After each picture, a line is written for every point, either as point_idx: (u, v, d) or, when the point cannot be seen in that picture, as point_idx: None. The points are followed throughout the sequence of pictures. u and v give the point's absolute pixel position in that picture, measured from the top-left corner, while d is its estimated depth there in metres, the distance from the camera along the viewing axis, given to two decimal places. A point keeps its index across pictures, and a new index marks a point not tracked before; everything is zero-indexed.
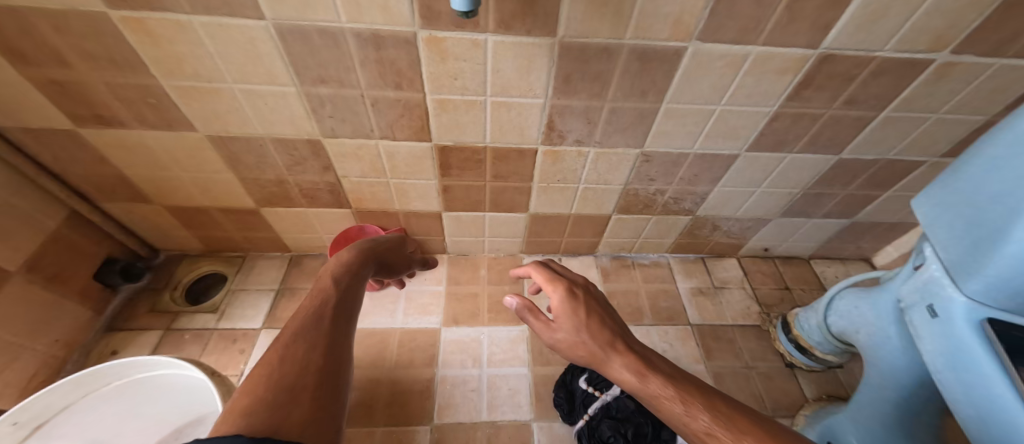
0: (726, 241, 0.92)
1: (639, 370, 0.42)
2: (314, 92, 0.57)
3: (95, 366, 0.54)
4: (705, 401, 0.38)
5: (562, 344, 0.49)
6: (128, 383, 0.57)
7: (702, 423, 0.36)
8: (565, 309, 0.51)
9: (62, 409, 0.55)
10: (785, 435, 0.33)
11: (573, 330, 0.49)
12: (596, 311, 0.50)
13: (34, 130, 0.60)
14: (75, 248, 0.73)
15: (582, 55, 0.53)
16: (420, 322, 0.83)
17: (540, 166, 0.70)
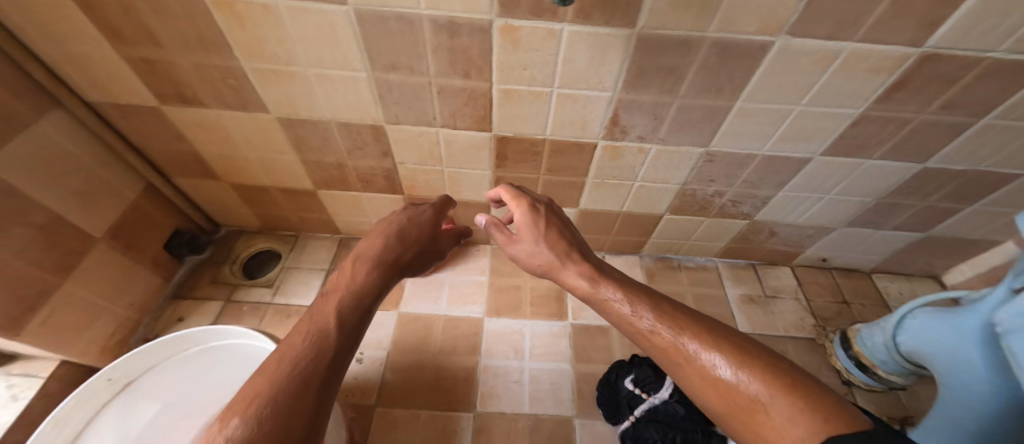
0: (781, 248, 0.88)
1: (590, 276, 0.47)
2: (383, 79, 0.57)
3: (181, 332, 0.60)
4: (649, 304, 0.42)
5: (524, 256, 0.52)
6: (204, 351, 0.64)
7: (638, 317, 0.40)
8: (526, 223, 0.53)
9: (148, 369, 0.62)
10: (736, 339, 0.36)
11: (531, 242, 0.51)
12: (554, 223, 0.53)
13: (123, 106, 0.64)
14: (150, 219, 0.78)
15: (659, 47, 0.50)
16: (463, 311, 0.84)
17: (597, 161, 0.69)
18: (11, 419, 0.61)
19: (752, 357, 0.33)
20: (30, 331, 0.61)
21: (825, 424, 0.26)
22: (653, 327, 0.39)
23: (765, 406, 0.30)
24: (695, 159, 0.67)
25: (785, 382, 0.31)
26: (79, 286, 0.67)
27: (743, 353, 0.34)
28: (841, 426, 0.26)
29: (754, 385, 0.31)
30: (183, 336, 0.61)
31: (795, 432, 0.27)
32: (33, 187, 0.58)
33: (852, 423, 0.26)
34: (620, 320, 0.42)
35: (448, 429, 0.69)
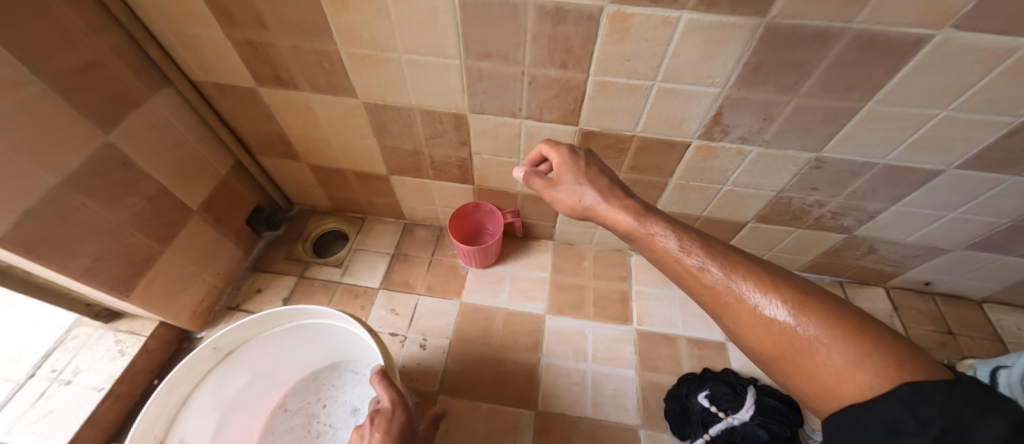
0: (876, 267, 0.80)
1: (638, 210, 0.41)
2: (475, 67, 0.55)
3: (278, 309, 0.62)
4: (697, 243, 0.39)
5: (563, 198, 0.45)
6: (294, 327, 0.66)
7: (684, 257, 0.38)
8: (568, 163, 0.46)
9: (243, 343, 0.65)
10: (805, 285, 0.34)
11: (572, 182, 0.45)
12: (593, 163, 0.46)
13: (223, 86, 0.66)
14: (236, 194, 0.82)
15: (789, 40, 0.44)
16: (525, 306, 0.83)
17: (687, 162, 0.65)
18: (120, 370, 0.67)
19: (813, 300, 0.33)
20: (138, 293, 0.66)
21: (899, 372, 0.27)
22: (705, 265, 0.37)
23: (824, 346, 0.30)
24: (800, 164, 0.61)
25: (849, 325, 0.31)
26: (176, 255, 0.71)
27: (803, 297, 0.33)
28: (915, 372, 0.27)
29: (812, 328, 0.31)
30: (281, 314, 0.63)
31: (859, 377, 0.28)
32: (143, 159, 0.62)
33: (927, 367, 0.28)
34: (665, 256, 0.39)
35: (510, 425, 0.68)
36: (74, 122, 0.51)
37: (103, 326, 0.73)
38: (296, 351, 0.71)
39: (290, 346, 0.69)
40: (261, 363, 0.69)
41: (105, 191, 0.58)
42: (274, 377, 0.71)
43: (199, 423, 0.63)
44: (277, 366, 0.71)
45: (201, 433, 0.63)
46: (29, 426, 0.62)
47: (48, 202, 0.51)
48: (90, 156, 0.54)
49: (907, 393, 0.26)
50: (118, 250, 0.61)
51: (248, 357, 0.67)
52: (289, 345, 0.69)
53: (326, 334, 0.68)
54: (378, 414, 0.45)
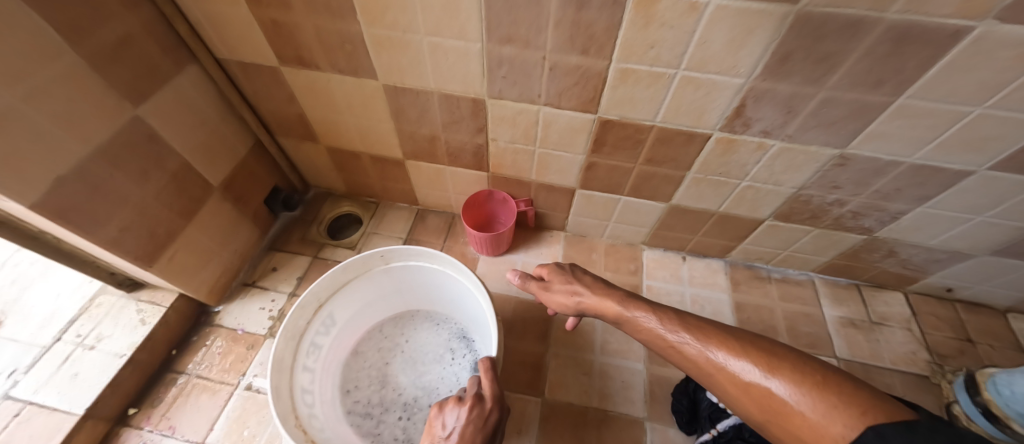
0: (896, 270, 0.78)
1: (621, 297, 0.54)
2: (496, 51, 0.55)
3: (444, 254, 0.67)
4: (671, 325, 0.48)
5: (558, 302, 0.59)
6: (441, 272, 0.72)
7: (664, 332, 0.48)
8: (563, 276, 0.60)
9: (405, 262, 0.72)
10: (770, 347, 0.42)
11: (564, 284, 0.59)
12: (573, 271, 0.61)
13: (247, 65, 0.67)
14: (255, 174, 0.84)
15: (819, 30, 0.43)
16: None
17: (705, 154, 0.64)
18: (141, 339, 0.69)
19: (780, 361, 0.40)
20: (160, 265, 0.68)
21: (860, 420, 0.32)
22: (680, 345, 0.46)
23: (795, 402, 0.36)
24: (823, 161, 0.59)
25: (813, 380, 0.37)
26: (197, 230, 0.73)
27: (769, 358, 0.40)
28: (877, 419, 0.32)
29: (781, 387, 0.38)
30: (444, 258, 0.68)
31: (832, 429, 0.33)
32: (169, 135, 0.64)
33: (887, 412, 0.33)
34: (648, 334, 0.50)
35: (517, 411, 0.69)
36: (104, 94, 0.53)
37: (126, 295, 0.75)
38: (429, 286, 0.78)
39: (427, 280, 0.76)
40: (401, 282, 0.77)
41: (132, 164, 0.59)
42: (403, 295, 0.81)
43: (345, 304, 0.73)
44: (407, 289, 0.79)
45: (343, 312, 0.74)
46: (55, 388, 0.65)
47: (80, 172, 0.52)
48: (119, 128, 0.56)
49: (870, 439, 0.31)
50: (142, 222, 0.63)
51: (399, 271, 0.75)
52: (427, 280, 0.76)
53: (461, 293, 0.73)
54: (479, 406, 0.46)
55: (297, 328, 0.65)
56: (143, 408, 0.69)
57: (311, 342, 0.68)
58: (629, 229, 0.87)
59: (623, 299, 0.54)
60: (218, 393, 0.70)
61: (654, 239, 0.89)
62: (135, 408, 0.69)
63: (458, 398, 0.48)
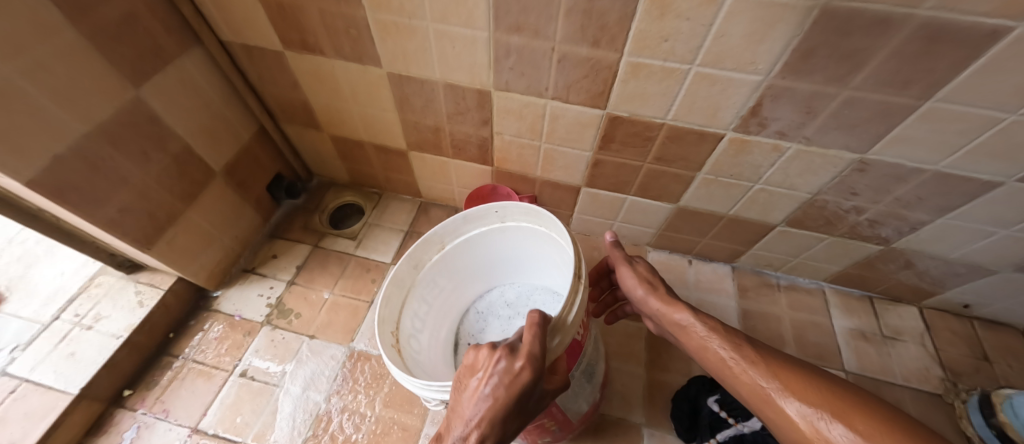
0: (912, 283, 0.75)
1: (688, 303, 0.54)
2: (504, 40, 0.53)
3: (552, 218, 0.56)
4: (728, 342, 0.48)
5: (635, 287, 0.58)
6: (550, 241, 0.62)
7: (718, 348, 0.49)
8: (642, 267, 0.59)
9: (518, 224, 0.65)
10: (838, 391, 0.42)
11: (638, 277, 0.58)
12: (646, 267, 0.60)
13: (251, 49, 0.66)
14: (258, 160, 0.83)
15: (845, 26, 0.40)
16: None
17: (717, 155, 0.61)
18: (138, 321, 0.69)
19: (847, 408, 0.40)
20: (159, 247, 0.67)
21: None
22: (738, 365, 0.46)
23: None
24: (841, 166, 0.57)
25: (882, 432, 0.37)
26: (197, 214, 0.72)
27: (836, 405, 0.41)
28: None
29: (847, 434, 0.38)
30: (552, 222, 0.57)
31: None
32: (171, 117, 0.63)
33: None
34: (704, 345, 0.50)
35: None
36: (106, 72, 0.52)
37: (125, 276, 0.75)
38: (543, 257, 0.69)
39: (540, 249, 0.68)
40: (517, 247, 0.71)
41: (133, 144, 0.59)
42: (520, 261, 0.75)
43: (462, 255, 0.69)
44: (523, 255, 0.73)
45: (460, 262, 0.70)
46: (52, 366, 0.65)
47: (79, 150, 0.52)
48: (120, 108, 0.55)
49: None
50: (142, 204, 0.62)
51: (515, 234, 0.68)
52: (540, 249, 0.67)
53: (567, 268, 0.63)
54: (507, 361, 0.37)
55: (420, 258, 0.63)
56: (137, 390, 0.69)
57: (426, 282, 0.66)
58: (635, 230, 0.85)
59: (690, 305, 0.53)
60: (214, 378, 0.70)
61: (660, 241, 0.87)
62: (130, 389, 0.69)
63: (494, 347, 0.40)
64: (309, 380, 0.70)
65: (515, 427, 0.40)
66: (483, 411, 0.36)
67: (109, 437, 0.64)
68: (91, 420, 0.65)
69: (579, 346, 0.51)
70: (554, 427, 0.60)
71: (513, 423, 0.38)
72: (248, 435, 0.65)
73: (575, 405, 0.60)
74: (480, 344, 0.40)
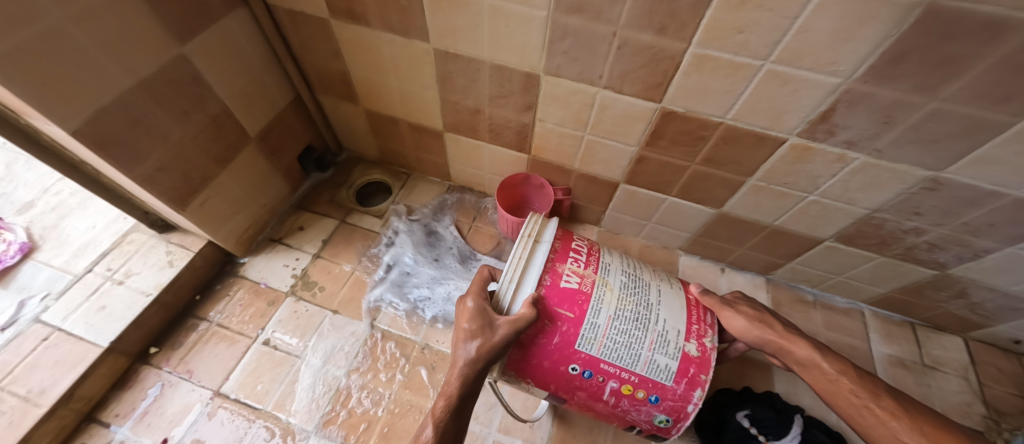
0: (961, 314, 0.71)
1: (812, 345, 0.53)
2: (563, 22, 0.51)
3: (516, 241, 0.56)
4: (862, 389, 0.47)
5: (737, 321, 0.55)
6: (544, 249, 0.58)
7: (854, 391, 0.47)
8: (746, 305, 0.58)
9: None
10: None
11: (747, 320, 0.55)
12: (758, 308, 0.58)
13: (296, 14, 0.64)
14: (291, 129, 0.82)
15: (948, 29, 0.36)
16: None
17: (774, 160, 0.58)
18: (168, 280, 0.70)
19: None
20: (192, 209, 0.67)
21: None
22: (874, 412, 0.45)
23: None
24: (911, 182, 0.53)
25: None
26: (230, 178, 0.72)
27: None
28: None
29: None
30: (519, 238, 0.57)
31: None
32: (212, 77, 0.62)
33: None
34: (835, 388, 0.49)
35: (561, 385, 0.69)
36: (153, 26, 0.51)
37: (157, 235, 0.75)
38: None
39: None
40: None
41: (174, 102, 0.58)
42: None
43: None
44: None
45: None
46: (82, 317, 0.66)
47: (122, 103, 0.51)
48: (165, 64, 0.54)
49: None
50: (179, 164, 0.62)
51: None
52: None
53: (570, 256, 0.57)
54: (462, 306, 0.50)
55: None
56: (163, 348, 0.70)
57: None
58: (668, 232, 0.83)
59: (816, 348, 0.52)
60: (235, 346, 0.70)
61: (693, 246, 0.84)
62: (156, 347, 0.70)
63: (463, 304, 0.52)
64: (330, 353, 0.70)
65: (499, 350, 0.46)
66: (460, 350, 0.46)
67: (134, 392, 0.65)
68: (117, 373, 0.66)
69: (584, 298, 0.51)
70: (652, 398, 0.52)
71: (478, 341, 0.46)
72: (269, 402, 0.65)
73: (663, 372, 0.50)
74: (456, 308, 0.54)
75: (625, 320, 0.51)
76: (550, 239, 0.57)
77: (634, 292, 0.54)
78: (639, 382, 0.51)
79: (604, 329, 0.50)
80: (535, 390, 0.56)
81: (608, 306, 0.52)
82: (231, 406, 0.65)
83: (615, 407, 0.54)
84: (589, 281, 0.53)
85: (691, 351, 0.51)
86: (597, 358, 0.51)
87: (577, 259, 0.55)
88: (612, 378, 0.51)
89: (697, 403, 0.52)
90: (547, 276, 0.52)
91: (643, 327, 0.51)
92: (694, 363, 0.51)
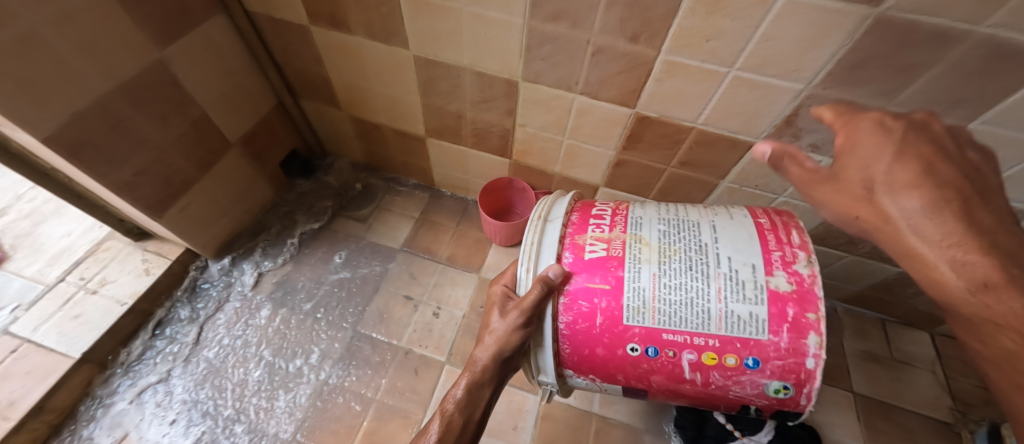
0: (929, 310, 0.74)
1: (979, 276, 0.28)
2: (540, 29, 0.52)
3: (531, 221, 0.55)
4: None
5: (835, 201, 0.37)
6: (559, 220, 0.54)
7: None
8: (863, 181, 0.34)
9: None
10: None
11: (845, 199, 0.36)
12: (928, 141, 0.32)
13: (277, 20, 0.64)
14: (274, 134, 0.82)
15: (900, 39, 0.39)
16: None
17: (746, 163, 0.60)
18: (144, 288, 0.69)
19: None
20: (171, 215, 0.66)
21: None
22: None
23: None
24: None
25: None
26: (211, 184, 0.71)
27: None
28: None
29: None
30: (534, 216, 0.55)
31: None
32: (193, 82, 0.62)
33: None
34: (994, 357, 0.30)
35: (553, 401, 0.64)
36: (132, 31, 0.51)
37: (133, 243, 0.74)
38: None
39: None
40: None
41: (153, 107, 0.57)
42: None
43: None
44: None
45: None
46: (55, 327, 0.64)
47: (99, 108, 0.51)
48: (143, 68, 0.54)
49: None
50: (159, 170, 0.61)
51: None
52: None
53: None
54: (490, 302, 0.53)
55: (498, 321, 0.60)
56: (134, 360, 0.68)
57: None
58: None
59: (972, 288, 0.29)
60: (216, 359, 0.69)
61: None
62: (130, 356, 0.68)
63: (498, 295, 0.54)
64: (308, 363, 0.70)
65: (510, 338, 0.47)
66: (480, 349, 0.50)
67: (109, 401, 0.64)
68: (91, 384, 0.64)
69: (616, 262, 0.46)
70: (749, 363, 0.42)
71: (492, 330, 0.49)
72: (250, 413, 0.64)
73: (750, 325, 0.41)
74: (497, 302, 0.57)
75: (672, 274, 0.44)
76: (561, 215, 0.53)
77: (680, 237, 0.46)
78: (722, 346, 0.42)
79: (650, 292, 0.44)
80: (606, 385, 0.51)
81: (648, 264, 0.45)
82: (208, 418, 0.64)
83: (707, 385, 0.45)
84: (618, 243, 0.47)
85: (780, 286, 0.41)
86: (655, 330, 0.43)
87: (600, 224, 0.50)
88: (685, 348, 0.43)
89: (817, 354, 0.41)
90: (567, 252, 0.48)
91: (703, 276, 0.43)
92: (790, 301, 0.41)
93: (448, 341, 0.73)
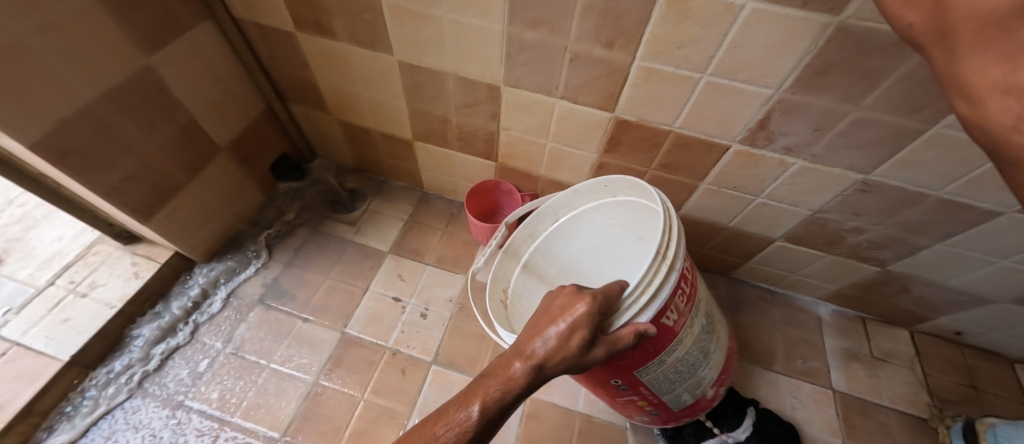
0: (908, 308, 0.75)
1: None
2: (519, 36, 0.53)
3: (620, 179, 0.58)
4: None
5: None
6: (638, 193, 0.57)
7: None
8: None
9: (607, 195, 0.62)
10: None
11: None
12: None
13: (264, 26, 0.65)
14: (264, 139, 0.83)
15: (862, 45, 0.40)
16: None
17: (723, 165, 0.61)
18: (133, 291, 0.70)
19: None
20: (159, 219, 0.67)
21: None
22: None
23: None
24: (845, 185, 0.57)
25: None
26: (200, 188, 0.72)
27: None
28: None
29: None
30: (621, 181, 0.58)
31: None
32: (180, 88, 0.63)
33: None
34: None
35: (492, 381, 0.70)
36: (118, 39, 0.51)
37: (122, 247, 0.75)
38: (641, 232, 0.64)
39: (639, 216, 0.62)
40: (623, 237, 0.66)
41: (140, 113, 0.58)
42: None
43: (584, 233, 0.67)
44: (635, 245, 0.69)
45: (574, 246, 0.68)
46: (43, 331, 0.65)
47: (86, 114, 0.52)
48: (130, 75, 0.55)
49: None
50: (147, 174, 0.62)
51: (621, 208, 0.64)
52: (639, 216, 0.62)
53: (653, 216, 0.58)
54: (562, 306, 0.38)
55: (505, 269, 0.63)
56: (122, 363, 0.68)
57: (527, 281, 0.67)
58: None
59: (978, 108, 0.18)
60: (204, 361, 0.70)
61: None
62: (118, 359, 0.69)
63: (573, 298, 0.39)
64: (294, 366, 0.70)
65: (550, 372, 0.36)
66: (521, 367, 0.35)
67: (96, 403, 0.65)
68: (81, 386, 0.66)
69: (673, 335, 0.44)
70: (651, 411, 0.55)
71: (542, 350, 0.36)
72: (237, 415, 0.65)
73: (678, 401, 0.54)
74: (554, 291, 0.41)
75: (687, 362, 0.48)
76: (682, 264, 0.44)
77: (709, 335, 0.51)
78: (654, 402, 0.53)
79: (668, 365, 0.47)
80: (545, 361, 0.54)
81: (684, 347, 0.46)
82: (195, 420, 0.65)
83: (615, 402, 0.56)
84: (684, 320, 0.45)
85: (708, 395, 0.57)
86: (642, 383, 0.48)
87: (688, 291, 0.46)
88: (639, 394, 0.51)
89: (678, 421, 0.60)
90: (662, 312, 0.42)
91: (696, 368, 0.50)
92: (703, 403, 0.57)
93: (434, 342, 0.74)
